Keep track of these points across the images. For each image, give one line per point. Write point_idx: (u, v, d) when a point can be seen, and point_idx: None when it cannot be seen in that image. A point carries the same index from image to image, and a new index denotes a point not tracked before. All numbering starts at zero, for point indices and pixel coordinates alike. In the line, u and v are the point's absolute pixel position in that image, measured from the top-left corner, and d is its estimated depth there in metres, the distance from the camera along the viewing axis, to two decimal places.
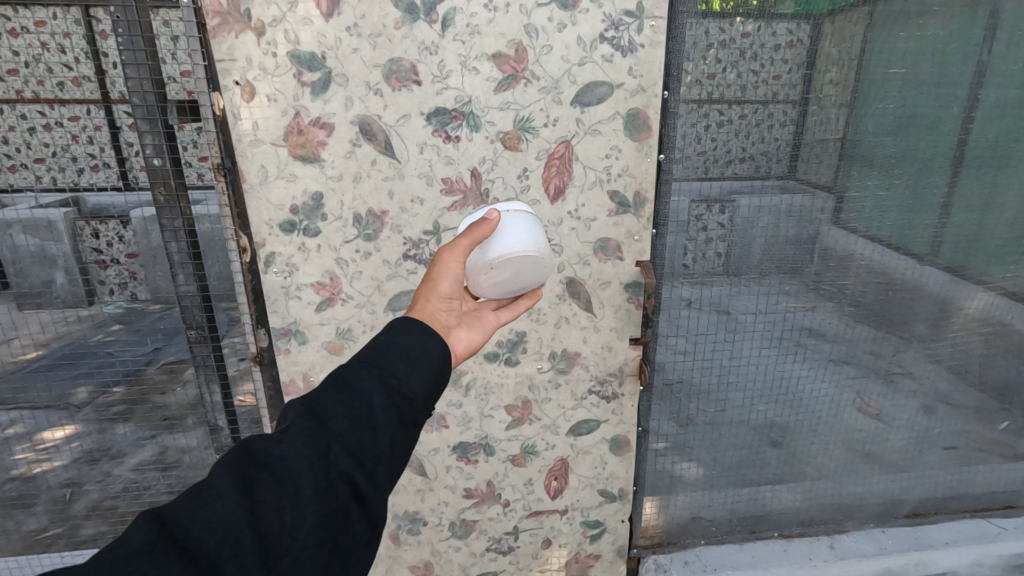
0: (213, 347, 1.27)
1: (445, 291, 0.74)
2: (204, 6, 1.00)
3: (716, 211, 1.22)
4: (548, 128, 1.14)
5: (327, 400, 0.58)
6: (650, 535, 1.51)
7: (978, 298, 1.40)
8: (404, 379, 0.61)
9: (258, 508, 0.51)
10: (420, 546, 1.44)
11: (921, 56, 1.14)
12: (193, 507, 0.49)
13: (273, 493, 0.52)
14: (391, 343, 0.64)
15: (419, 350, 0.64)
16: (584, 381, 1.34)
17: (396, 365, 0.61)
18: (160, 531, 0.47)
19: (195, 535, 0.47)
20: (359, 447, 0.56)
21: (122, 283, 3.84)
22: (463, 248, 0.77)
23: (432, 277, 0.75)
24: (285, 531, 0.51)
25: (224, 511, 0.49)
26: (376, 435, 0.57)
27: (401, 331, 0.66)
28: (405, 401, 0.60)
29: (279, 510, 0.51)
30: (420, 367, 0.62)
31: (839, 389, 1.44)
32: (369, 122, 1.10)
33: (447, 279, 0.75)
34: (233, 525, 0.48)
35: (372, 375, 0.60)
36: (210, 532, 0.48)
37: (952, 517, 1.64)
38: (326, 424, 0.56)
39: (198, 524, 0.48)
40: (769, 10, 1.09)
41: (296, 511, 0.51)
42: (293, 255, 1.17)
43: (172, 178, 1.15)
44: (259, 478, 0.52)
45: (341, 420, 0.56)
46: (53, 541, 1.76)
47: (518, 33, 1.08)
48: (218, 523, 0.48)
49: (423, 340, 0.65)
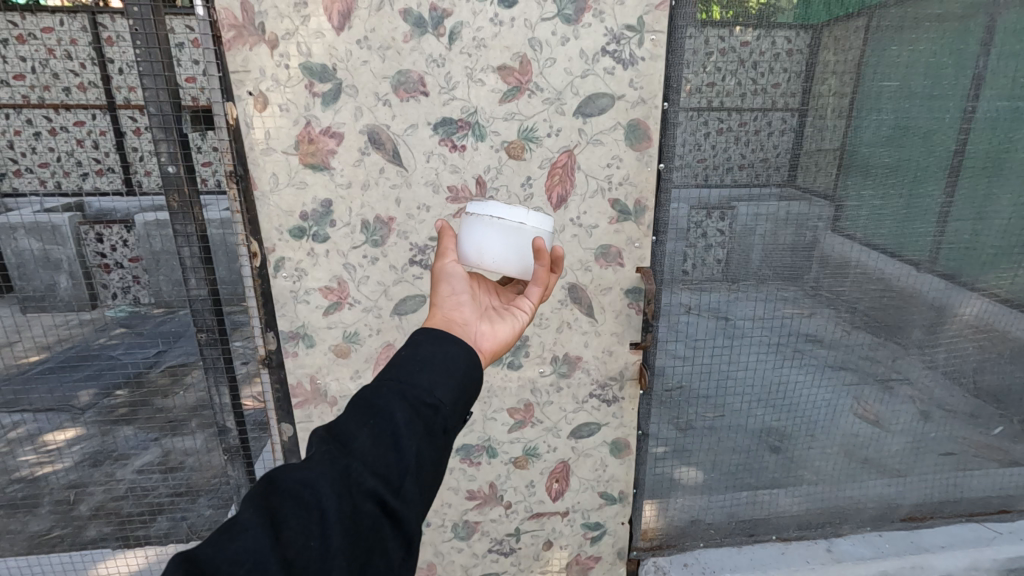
0: (223, 349, 1.29)
1: (447, 293, 0.77)
2: (220, 20, 1.04)
3: (715, 219, 1.25)
4: (551, 137, 1.17)
5: (351, 422, 0.60)
6: (649, 537, 1.53)
7: (972, 304, 1.42)
8: (427, 389, 0.63)
9: (286, 535, 0.53)
10: (422, 547, 1.46)
11: (913, 69, 1.18)
12: (219, 542, 0.51)
13: (300, 519, 0.54)
14: (411, 355, 0.66)
15: (439, 359, 0.66)
16: (584, 385, 1.36)
17: (418, 378, 0.64)
18: (188, 568, 0.49)
19: (224, 569, 0.49)
20: (384, 465, 0.58)
21: (125, 286, 3.88)
22: (450, 252, 0.80)
23: (435, 284, 0.78)
24: (313, 557, 0.53)
25: (250, 543, 0.51)
26: (401, 450, 0.59)
27: (419, 342, 0.68)
28: (430, 410, 0.62)
29: (307, 536, 0.54)
30: (442, 377, 0.64)
31: (837, 395, 1.47)
32: (377, 131, 1.13)
33: (446, 281, 0.77)
34: (260, 556, 0.51)
35: (394, 390, 0.62)
36: (238, 564, 0.50)
37: (947, 522, 1.66)
38: (349, 446, 0.59)
39: (225, 557, 0.50)
40: (768, 19, 1.12)
41: (323, 536, 0.54)
42: (302, 260, 1.20)
43: (185, 185, 1.17)
44: (285, 507, 0.55)
45: (364, 440, 0.59)
46: (58, 541, 1.77)
47: (522, 46, 1.11)
48: (246, 555, 0.50)
49: (443, 348, 0.67)
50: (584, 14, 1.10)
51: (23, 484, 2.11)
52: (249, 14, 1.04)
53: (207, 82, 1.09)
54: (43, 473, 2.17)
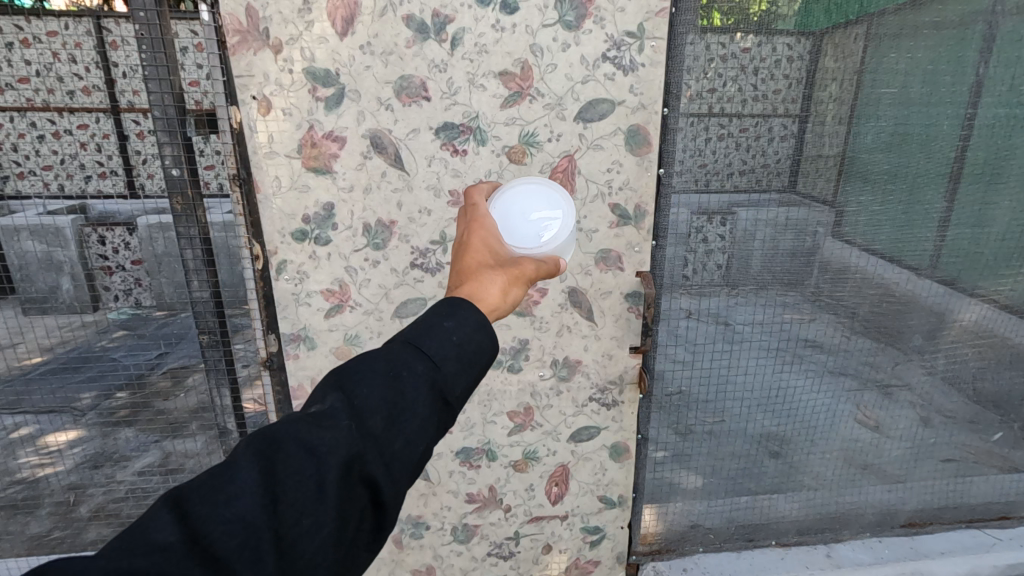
0: (225, 351, 1.30)
1: (521, 302, 0.72)
2: (225, 25, 1.05)
3: (716, 224, 1.26)
4: (551, 142, 1.18)
5: (370, 397, 0.58)
6: (649, 542, 1.53)
7: (971, 310, 1.41)
8: (450, 383, 0.62)
9: (280, 507, 0.53)
10: (422, 550, 1.46)
11: (911, 76, 1.19)
12: (213, 505, 0.51)
13: (296, 492, 0.53)
14: (451, 333, 0.63)
15: (469, 348, 0.63)
16: (584, 388, 1.37)
17: (447, 364, 0.62)
18: (184, 531, 0.50)
19: (215, 536, 0.50)
20: (389, 452, 0.58)
21: (127, 289, 3.91)
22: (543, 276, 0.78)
23: (516, 283, 0.72)
24: (302, 534, 0.53)
25: (245, 513, 0.51)
26: (410, 442, 0.59)
27: (463, 321, 0.64)
28: (442, 405, 0.62)
29: (301, 512, 0.53)
30: (466, 370, 0.63)
31: (838, 401, 1.47)
32: (380, 135, 1.14)
33: (523, 291, 0.73)
34: (252, 527, 0.51)
35: (422, 372, 0.61)
36: (230, 534, 0.50)
37: (947, 528, 1.65)
38: (362, 423, 0.57)
39: (219, 524, 0.50)
40: (769, 25, 1.13)
41: (317, 515, 0.53)
42: (304, 262, 1.20)
43: (189, 188, 1.18)
44: (285, 474, 0.54)
45: (377, 421, 0.58)
46: (58, 543, 1.77)
47: (524, 52, 1.12)
48: (238, 524, 0.51)
49: (479, 337, 0.64)
50: (585, 21, 1.11)
51: (24, 485, 2.11)
52: (254, 20, 1.06)
53: (211, 86, 1.10)
54: (43, 474, 2.17)
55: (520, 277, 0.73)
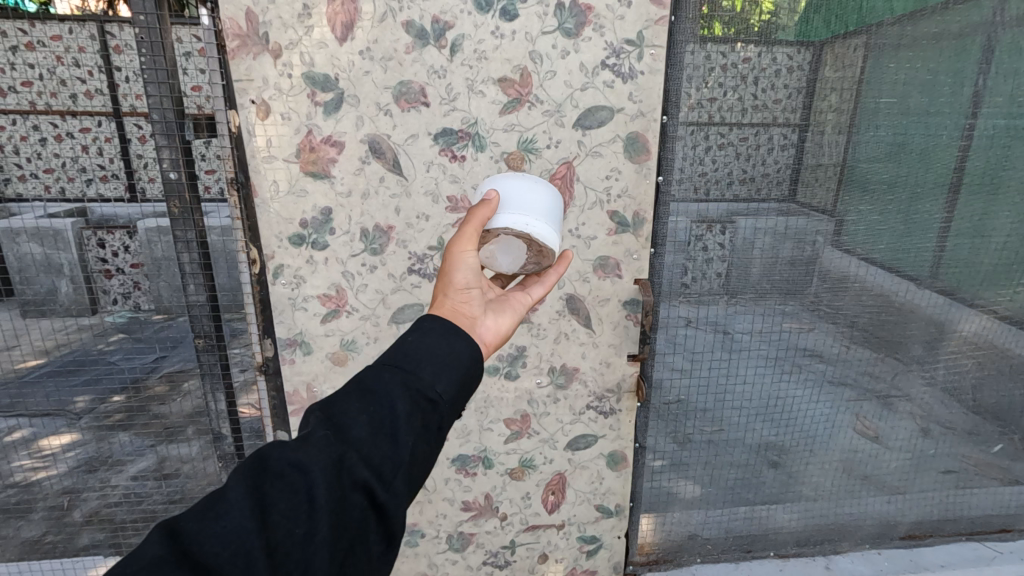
0: (221, 356, 1.29)
1: (459, 281, 0.72)
2: (225, 30, 1.05)
3: (715, 232, 1.25)
4: (550, 149, 1.18)
5: (349, 408, 0.59)
6: (646, 552, 1.52)
7: (973, 321, 1.41)
8: (429, 383, 0.62)
9: (272, 520, 0.52)
10: (417, 558, 1.45)
11: (909, 88, 1.19)
12: (206, 519, 0.50)
13: (287, 503, 0.53)
14: (418, 344, 0.65)
15: (444, 351, 0.65)
16: (582, 397, 1.36)
17: (422, 368, 0.63)
18: (173, 545, 0.48)
19: (207, 550, 0.49)
20: (379, 456, 0.57)
21: (126, 292, 3.86)
22: (472, 234, 0.75)
23: (447, 271, 0.73)
24: (297, 544, 0.52)
25: (236, 525, 0.50)
26: (398, 444, 0.58)
27: (429, 330, 0.67)
28: (429, 405, 0.62)
29: (293, 522, 0.52)
30: (446, 370, 0.64)
31: (837, 413, 1.46)
32: (378, 141, 1.14)
33: (459, 270, 0.73)
34: (245, 540, 0.50)
35: (397, 379, 0.62)
36: (222, 546, 0.49)
37: (947, 540, 1.64)
38: (345, 433, 0.58)
39: (209, 538, 0.49)
40: (769, 36, 1.13)
41: (310, 523, 0.53)
42: (301, 267, 1.20)
43: (187, 191, 1.18)
44: (274, 488, 0.54)
45: (361, 428, 0.58)
46: (49, 547, 1.75)
47: (523, 59, 1.12)
48: (230, 537, 0.50)
49: (449, 341, 0.66)
50: (584, 28, 1.12)
51: (17, 490, 2.10)
52: (254, 24, 1.06)
53: (210, 90, 1.10)
54: (37, 478, 2.15)
55: (448, 261, 0.73)
